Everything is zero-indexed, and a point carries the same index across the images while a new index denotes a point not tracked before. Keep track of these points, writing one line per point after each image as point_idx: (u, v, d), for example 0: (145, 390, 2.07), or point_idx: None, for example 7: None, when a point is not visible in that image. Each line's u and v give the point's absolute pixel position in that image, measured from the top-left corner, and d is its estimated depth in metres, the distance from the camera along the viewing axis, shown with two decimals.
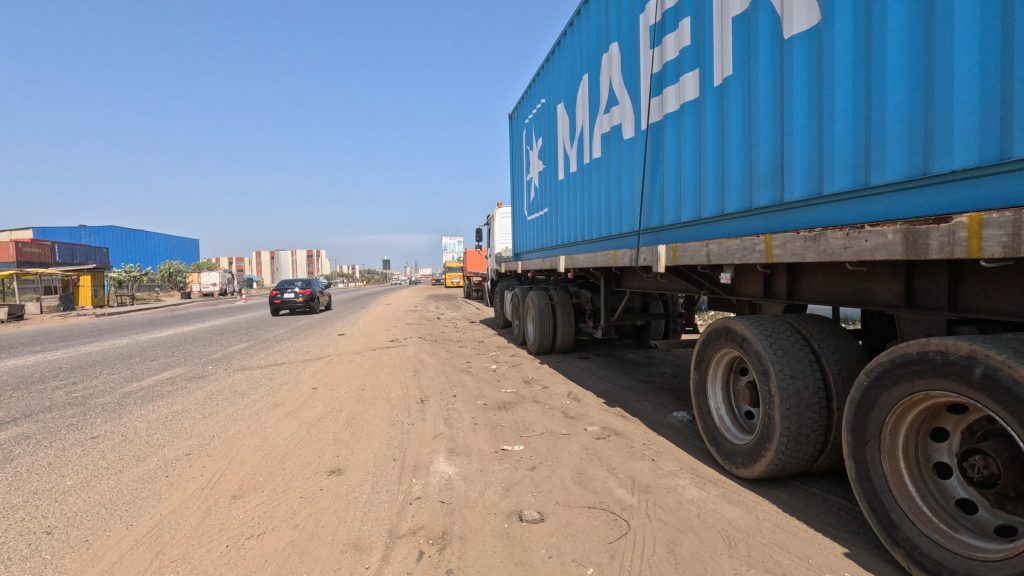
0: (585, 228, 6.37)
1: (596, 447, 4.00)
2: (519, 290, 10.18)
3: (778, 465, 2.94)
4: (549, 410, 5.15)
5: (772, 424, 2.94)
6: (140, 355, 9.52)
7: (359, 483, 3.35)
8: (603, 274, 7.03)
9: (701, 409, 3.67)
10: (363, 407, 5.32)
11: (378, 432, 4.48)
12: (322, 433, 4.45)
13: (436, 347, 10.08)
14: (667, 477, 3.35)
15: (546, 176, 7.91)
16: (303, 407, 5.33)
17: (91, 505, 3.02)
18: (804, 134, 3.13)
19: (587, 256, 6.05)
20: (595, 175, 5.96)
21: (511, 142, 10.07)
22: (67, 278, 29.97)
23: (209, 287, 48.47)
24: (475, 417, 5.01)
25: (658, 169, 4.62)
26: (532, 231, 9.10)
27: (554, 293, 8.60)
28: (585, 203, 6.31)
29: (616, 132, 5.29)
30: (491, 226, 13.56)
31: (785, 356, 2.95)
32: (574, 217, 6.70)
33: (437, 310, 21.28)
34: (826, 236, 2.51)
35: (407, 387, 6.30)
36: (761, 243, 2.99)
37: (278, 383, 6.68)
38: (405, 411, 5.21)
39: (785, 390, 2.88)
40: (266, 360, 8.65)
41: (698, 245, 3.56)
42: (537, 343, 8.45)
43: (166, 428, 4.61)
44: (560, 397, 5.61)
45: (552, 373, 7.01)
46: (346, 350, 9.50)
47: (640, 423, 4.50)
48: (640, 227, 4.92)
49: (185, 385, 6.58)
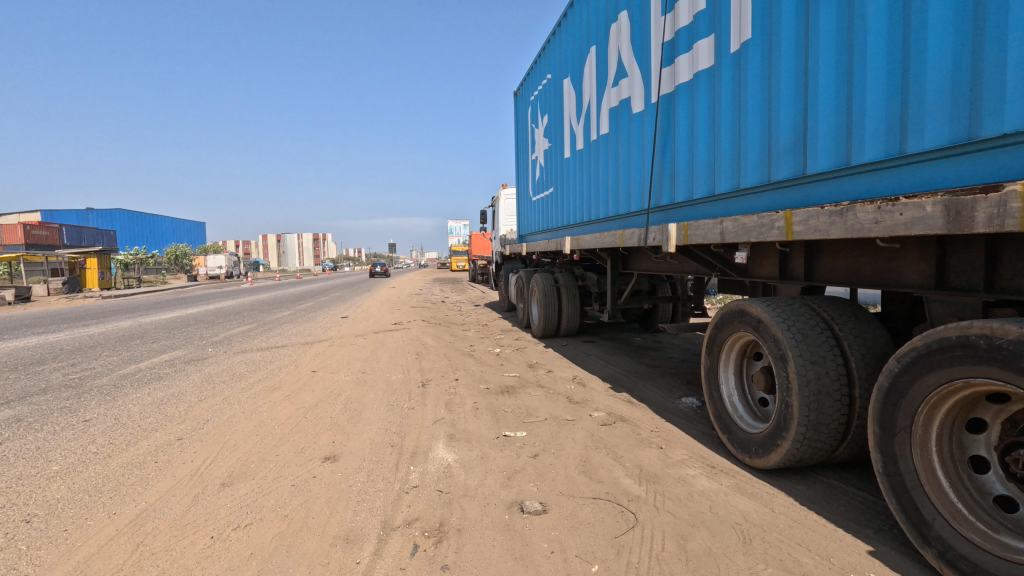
0: (592, 208, 6.15)
1: (602, 434, 3.85)
2: (524, 273, 9.99)
3: (795, 456, 2.78)
4: (553, 395, 5.00)
5: (789, 413, 2.77)
6: (141, 337, 9.45)
7: (354, 471, 3.22)
8: (609, 256, 6.83)
9: (714, 395, 3.51)
10: (363, 391, 5.18)
11: (377, 416, 4.35)
12: (319, 418, 4.32)
13: (439, 330, 9.94)
14: (676, 467, 3.20)
15: (552, 155, 7.66)
16: (301, 391, 5.20)
17: (75, 492, 2.90)
18: (830, 101, 2.90)
19: (593, 237, 5.84)
20: (602, 153, 5.73)
21: (516, 121, 9.81)
22: (74, 261, 30.07)
23: (216, 270, 48.56)
24: (477, 402, 4.88)
25: (669, 144, 4.39)
26: (537, 212, 8.87)
27: (559, 276, 8.41)
28: (592, 182, 6.07)
29: (625, 106, 5.05)
30: (495, 208, 13.35)
31: (805, 340, 2.76)
32: (581, 196, 6.47)
33: (442, 293, 21.14)
34: (854, 210, 2.30)
35: (408, 371, 6.16)
36: (780, 220, 2.77)
37: (277, 366, 6.56)
38: (405, 395, 5.08)
39: (804, 376, 2.70)
40: (268, 342, 8.55)
41: (712, 223, 3.36)
42: (542, 327, 8.29)
43: (160, 412, 4.49)
44: (565, 382, 5.46)
45: (556, 357, 6.86)
46: (348, 333, 9.38)
47: (648, 409, 4.34)
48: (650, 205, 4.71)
49: (184, 367, 6.47)
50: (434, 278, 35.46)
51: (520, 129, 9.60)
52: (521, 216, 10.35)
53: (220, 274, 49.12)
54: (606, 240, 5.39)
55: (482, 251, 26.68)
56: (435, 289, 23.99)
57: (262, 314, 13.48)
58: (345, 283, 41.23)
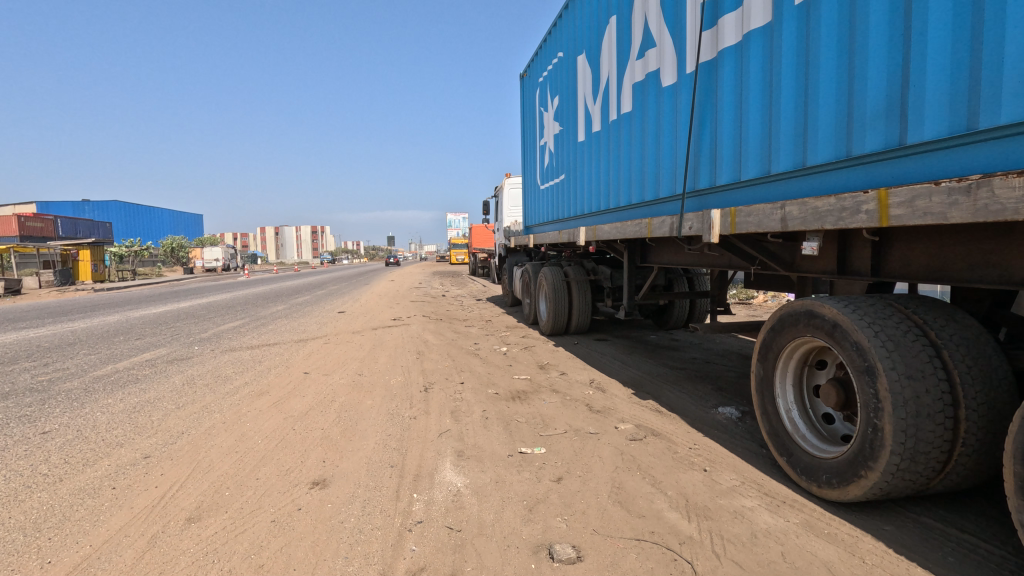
0: (610, 196, 5.62)
1: (632, 452, 3.36)
2: (531, 266, 9.47)
3: (883, 490, 2.28)
4: (570, 402, 4.50)
5: (878, 438, 2.26)
6: (125, 333, 8.91)
7: (347, 500, 2.72)
8: (626, 248, 6.32)
9: (768, 410, 3.00)
10: (359, 398, 4.68)
11: (374, 429, 3.85)
12: (309, 430, 3.81)
13: (441, 326, 9.43)
14: (728, 496, 2.71)
15: (564, 140, 7.12)
16: (290, 397, 4.69)
17: (8, 531, 2.39)
18: (929, 57, 2.37)
19: (611, 227, 5.32)
20: (623, 134, 5.20)
21: (523, 106, 9.26)
22: (66, 253, 29.45)
23: (212, 263, 47.95)
24: (487, 410, 4.38)
25: (708, 121, 3.86)
26: (546, 201, 8.33)
27: (569, 270, 7.90)
28: (611, 168, 5.53)
29: (653, 80, 4.52)
30: (498, 199, 12.82)
31: (898, 350, 2.25)
32: (597, 183, 5.93)
33: (442, 286, 20.59)
34: (989, 185, 1.78)
35: (408, 373, 5.66)
36: (869, 201, 2.26)
37: (266, 367, 6.04)
38: (406, 401, 4.58)
39: (900, 395, 2.19)
40: (259, 339, 8.02)
41: (770, 208, 2.84)
42: (551, 325, 7.78)
43: (130, 422, 3.98)
44: (582, 386, 4.96)
45: (569, 357, 6.36)
46: (344, 330, 8.85)
47: (680, 420, 3.85)
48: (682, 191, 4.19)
49: (165, 368, 5.96)
50: (433, 271, 34.94)
51: (528, 114, 9.04)
52: (527, 205, 9.82)
53: (217, 266, 48.49)
54: (628, 231, 4.87)
55: (482, 244, 26.14)
56: (435, 282, 23.43)
57: (256, 308, 12.94)
58: (344, 276, 40.61)
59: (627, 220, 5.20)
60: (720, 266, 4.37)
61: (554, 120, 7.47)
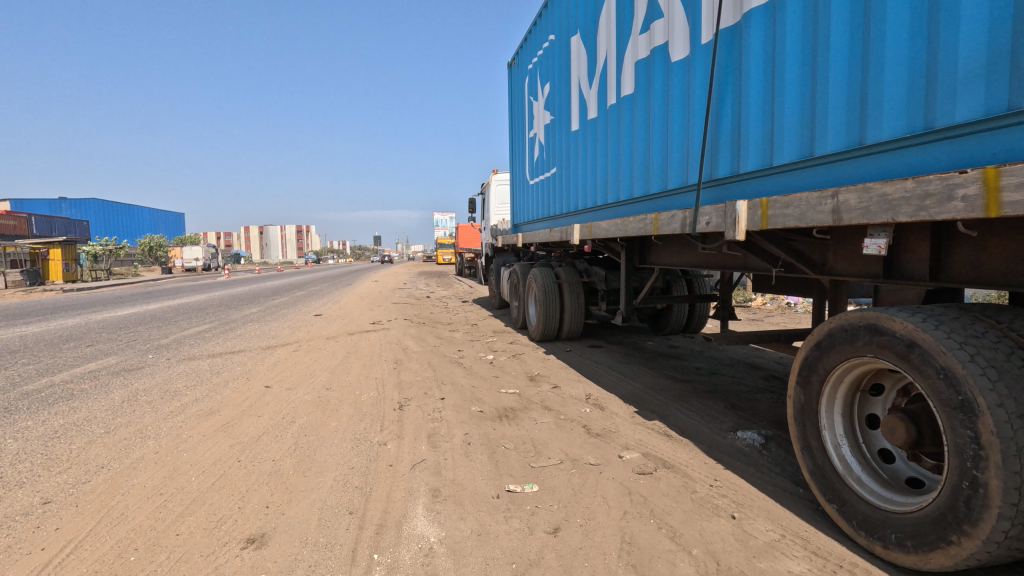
0: (608, 189, 5.04)
1: (643, 491, 2.80)
2: (520, 267, 8.92)
3: (983, 562, 1.75)
4: (566, 423, 3.94)
5: (977, 496, 1.73)
6: (77, 339, 8.18)
7: (287, 567, 2.13)
8: (623, 247, 5.78)
9: (811, 444, 2.46)
10: (324, 418, 4.07)
11: (335, 460, 3.25)
12: (258, 462, 3.21)
13: (423, 331, 8.83)
14: (769, 557, 2.16)
15: (556, 130, 6.56)
16: (243, 417, 4.07)
17: None
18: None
19: (609, 224, 4.75)
20: (623, 120, 4.64)
21: (511, 96, 8.68)
22: (36, 252, 28.30)
23: (191, 263, 46.74)
24: (470, 433, 3.81)
25: (729, 97, 3.31)
26: (535, 197, 7.75)
27: (561, 271, 7.34)
28: (609, 157, 4.96)
29: (659, 56, 3.97)
30: (485, 196, 12.23)
31: (1003, 380, 1.72)
32: (592, 176, 5.37)
33: (427, 287, 19.91)
34: None
35: (383, 386, 5.06)
36: (969, 185, 1.71)
37: (224, 379, 5.41)
38: (377, 423, 3.99)
39: (1012, 442, 1.65)
40: (223, 346, 7.36)
41: (819, 198, 2.30)
42: (542, 330, 7.22)
43: (43, 453, 3.34)
44: (578, 403, 4.40)
45: (561, 367, 5.80)
46: (318, 335, 8.20)
47: (694, 448, 3.31)
48: (693, 181, 3.63)
49: (108, 381, 5.29)
50: (419, 271, 34.27)
51: (515, 104, 8.46)
52: (515, 201, 9.23)
53: (196, 266, 47.24)
54: (628, 227, 4.31)
55: (469, 243, 25.54)
56: (420, 282, 22.75)
57: (228, 311, 12.21)
58: (327, 276, 39.69)
59: (627, 215, 4.64)
60: (736, 268, 3.83)
61: (545, 109, 6.91)
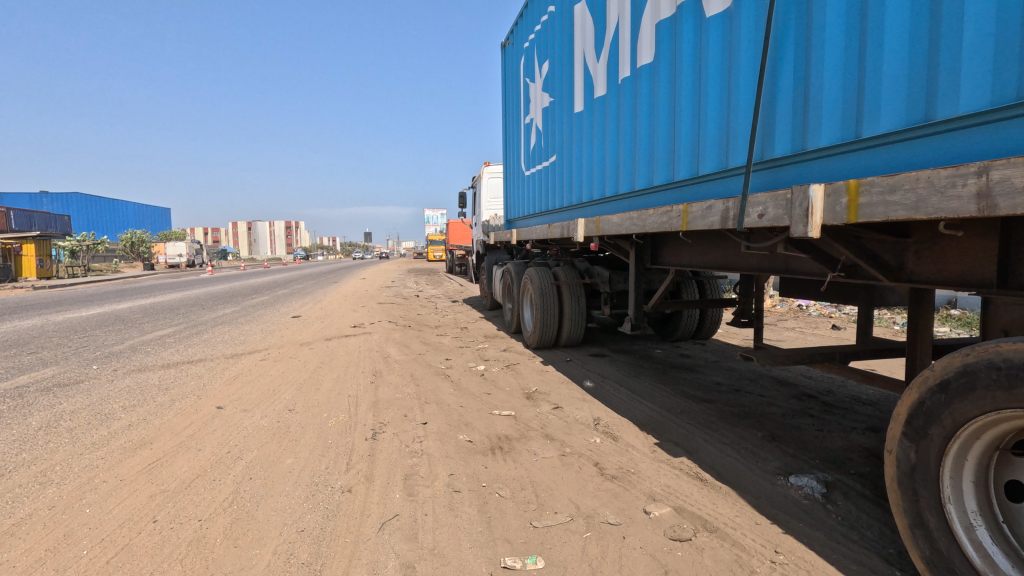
0: (619, 177, 4.34)
1: (683, 570, 2.12)
2: (513, 266, 8.21)
3: None
4: (573, 461, 3.25)
5: None
6: (21, 345, 7.35)
7: None
8: (632, 245, 5.11)
9: (927, 523, 1.77)
10: (278, 453, 3.35)
11: (282, 519, 2.54)
12: (180, 524, 2.48)
13: (408, 335, 8.10)
14: None
15: (556, 113, 5.86)
16: (179, 452, 3.33)
17: None
18: None
19: (620, 218, 4.05)
20: (639, 95, 3.95)
21: (505, 79, 7.96)
22: (7, 247, 27.14)
23: (175, 259, 45.56)
24: (455, 474, 3.11)
25: (790, 54, 2.61)
26: (532, 190, 7.03)
27: (559, 271, 6.66)
28: (624, 141, 4.25)
29: (689, 12, 3.27)
30: (476, 189, 11.48)
31: None
32: (600, 163, 4.68)
33: (415, 286, 19.15)
34: None
35: (356, 407, 4.34)
36: None
37: (172, 397, 4.65)
38: (343, 460, 3.27)
39: None
40: (182, 354, 6.58)
41: (952, 178, 1.61)
42: (539, 336, 6.52)
43: None
44: (585, 431, 3.72)
45: (562, 381, 5.11)
46: (292, 341, 7.44)
47: (738, 501, 2.62)
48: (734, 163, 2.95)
49: (34, 400, 4.52)
50: (408, 268, 33.44)
51: (510, 88, 7.76)
52: (509, 195, 8.53)
53: (180, 262, 46.03)
54: (645, 222, 3.60)
55: (460, 241, 24.79)
56: (408, 281, 21.96)
57: (200, 311, 11.37)
58: (314, 274, 38.74)
59: (644, 207, 3.93)
60: (780, 271, 3.15)
61: (543, 90, 6.19)
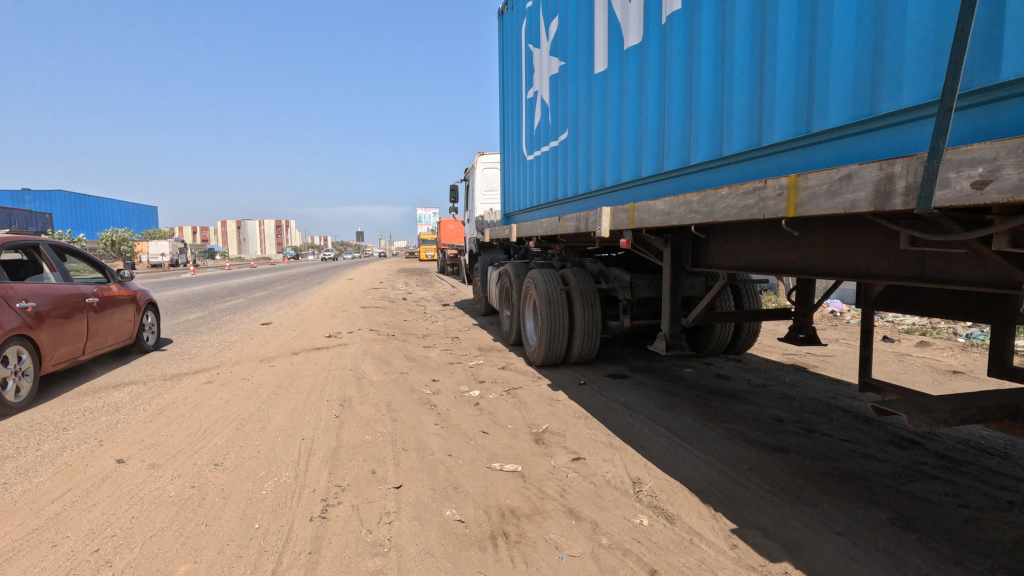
0: (669, 151, 3.29)
1: None
2: (512, 266, 7.12)
3: None
4: (615, 564, 2.16)
5: None
6: None
7: None
8: (663, 242, 4.05)
9: None
10: (170, 554, 2.22)
11: None
12: None
13: (390, 348, 6.97)
14: None
15: (567, 80, 4.79)
16: (18, 555, 2.20)
17: None
18: None
19: (665, 202, 2.97)
20: (709, 35, 2.91)
21: (502, 51, 6.87)
22: None
23: (158, 258, 44.09)
24: None
25: None
26: (534, 178, 5.96)
27: (568, 274, 5.57)
28: (676, 102, 3.21)
29: None
30: (470, 182, 10.34)
31: None
32: (640, 136, 3.63)
33: (403, 287, 17.96)
34: None
35: (307, 461, 3.22)
36: None
37: (63, 443, 3.49)
38: (268, 567, 2.16)
39: None
40: (110, 375, 5.39)
41: None
42: (545, 352, 5.43)
43: None
44: (623, 505, 2.64)
45: (579, 416, 4.02)
46: (251, 356, 6.28)
47: None
48: (897, 112, 1.91)
49: None
50: (399, 268, 32.18)
51: (508, 61, 6.68)
52: (506, 186, 7.43)
53: (162, 261, 44.41)
54: (712, 206, 2.51)
55: (453, 240, 23.59)
56: (397, 281, 20.73)
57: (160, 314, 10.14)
58: (301, 273, 37.39)
59: (709, 187, 2.98)
60: (912, 281, 2.12)
61: (551, 54, 5.11)
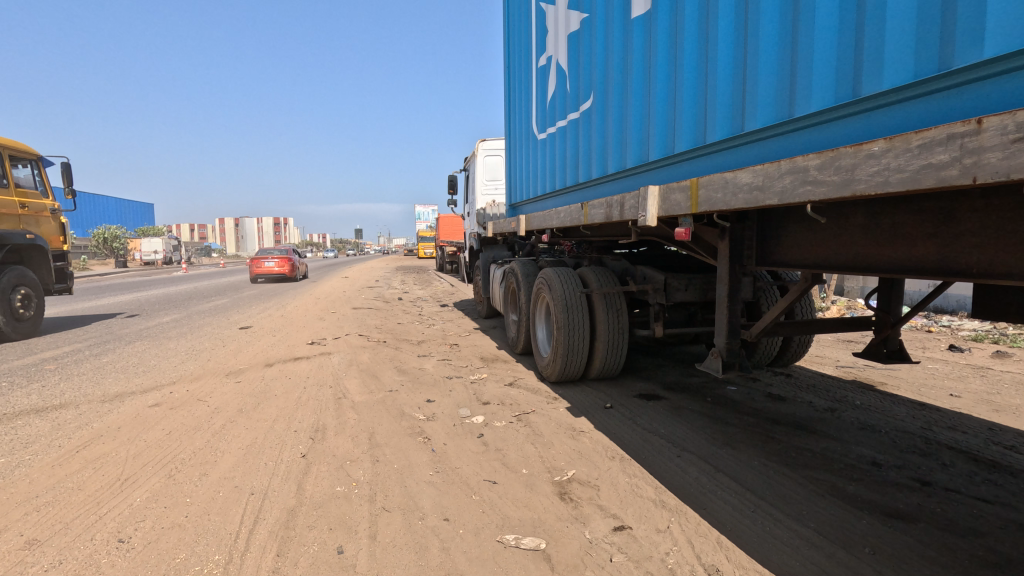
0: (756, 109, 2.40)
1: None
2: (520, 264, 6.23)
3: None
4: None
5: None
6: None
7: None
8: (718, 232, 3.21)
9: None
10: None
11: None
12: None
13: (380, 358, 6.08)
14: None
15: (593, 35, 3.89)
16: None
17: None
18: None
19: (753, 173, 2.08)
20: None
21: (510, 16, 5.96)
22: None
23: (150, 256, 43.14)
24: None
25: None
26: (547, 160, 5.06)
27: (590, 274, 4.68)
28: (769, 37, 2.33)
29: None
30: (470, 172, 9.44)
31: None
32: (708, 95, 2.74)
33: (399, 286, 17.08)
34: None
35: (251, 533, 2.34)
36: None
37: None
38: None
39: None
40: (39, 395, 4.49)
41: None
42: (561, 367, 4.56)
43: None
44: None
45: (611, 456, 3.15)
46: (216, 370, 5.39)
47: None
48: None
49: None
50: (396, 266, 31.26)
51: (517, 28, 5.80)
52: (512, 172, 6.51)
53: (155, 259, 43.44)
54: (851, 171, 1.62)
55: (453, 236, 22.69)
56: (393, 280, 19.81)
57: (207, 304, 11.77)
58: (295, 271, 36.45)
59: (830, 148, 2.06)
60: None
61: (572, 6, 4.20)
